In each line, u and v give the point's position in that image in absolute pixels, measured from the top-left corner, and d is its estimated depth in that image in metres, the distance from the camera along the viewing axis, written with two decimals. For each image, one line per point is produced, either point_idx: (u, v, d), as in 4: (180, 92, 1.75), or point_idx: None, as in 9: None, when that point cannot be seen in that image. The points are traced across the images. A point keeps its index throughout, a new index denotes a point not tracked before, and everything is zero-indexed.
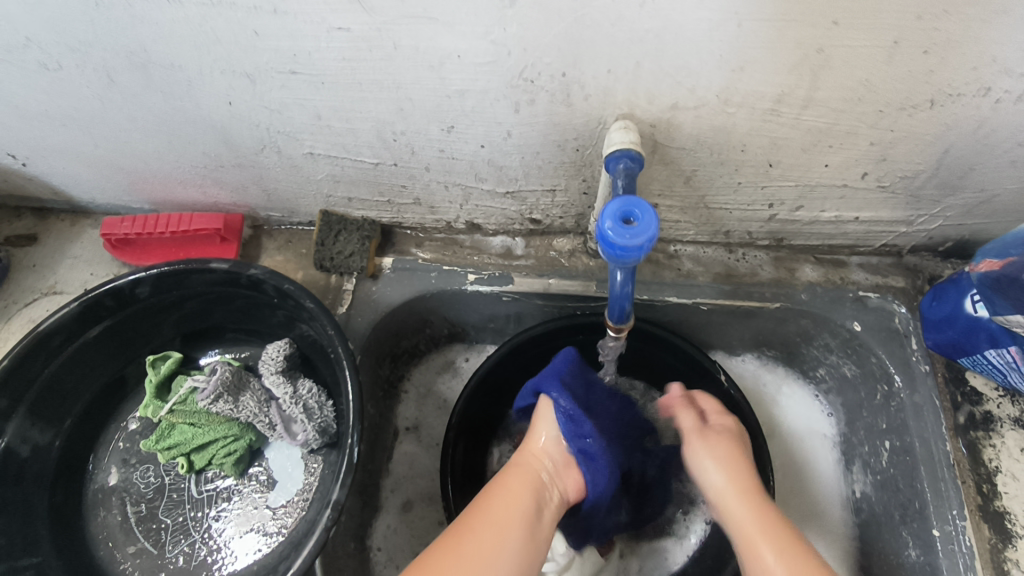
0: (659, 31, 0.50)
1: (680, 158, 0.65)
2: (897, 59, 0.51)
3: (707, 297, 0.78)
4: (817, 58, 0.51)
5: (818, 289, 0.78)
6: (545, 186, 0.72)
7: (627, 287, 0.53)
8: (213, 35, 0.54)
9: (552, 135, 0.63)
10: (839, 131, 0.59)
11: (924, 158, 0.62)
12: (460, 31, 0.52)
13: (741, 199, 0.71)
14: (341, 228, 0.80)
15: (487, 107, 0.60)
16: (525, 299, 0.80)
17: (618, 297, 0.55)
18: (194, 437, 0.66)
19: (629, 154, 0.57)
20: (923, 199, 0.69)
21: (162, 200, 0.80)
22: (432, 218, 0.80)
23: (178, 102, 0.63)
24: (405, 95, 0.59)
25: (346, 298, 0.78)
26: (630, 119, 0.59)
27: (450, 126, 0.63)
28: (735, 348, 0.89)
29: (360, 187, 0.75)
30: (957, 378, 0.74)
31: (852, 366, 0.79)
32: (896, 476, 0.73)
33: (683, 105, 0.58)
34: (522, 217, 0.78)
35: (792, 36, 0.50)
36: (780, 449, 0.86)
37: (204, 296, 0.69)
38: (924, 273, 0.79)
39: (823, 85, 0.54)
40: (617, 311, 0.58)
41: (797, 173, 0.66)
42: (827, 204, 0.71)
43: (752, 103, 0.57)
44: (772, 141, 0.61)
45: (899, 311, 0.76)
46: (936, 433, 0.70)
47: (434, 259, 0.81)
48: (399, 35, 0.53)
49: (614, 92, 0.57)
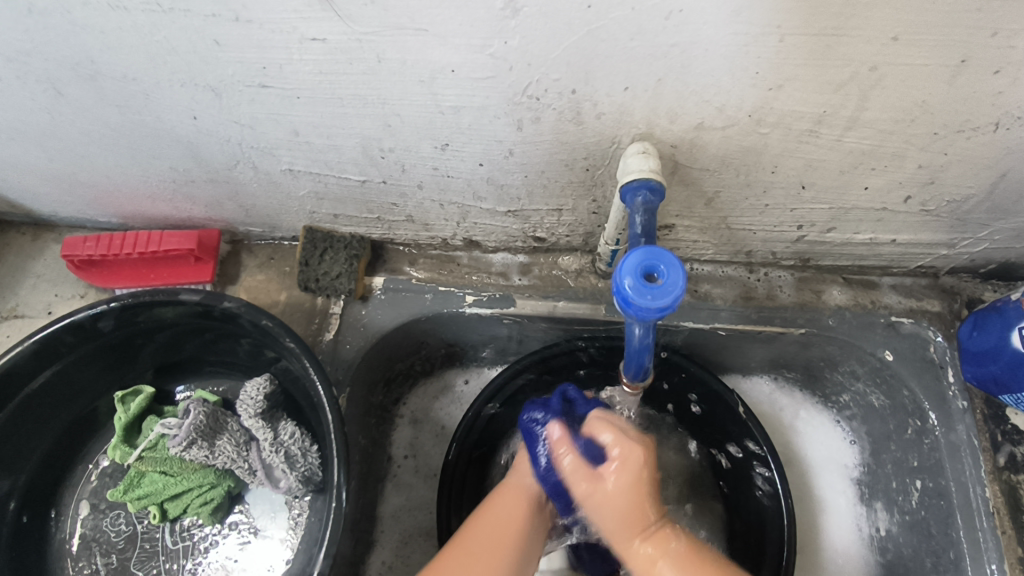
0: (686, 45, 0.43)
1: (702, 179, 0.58)
2: (962, 79, 0.44)
3: (725, 322, 0.72)
4: (872, 76, 0.44)
5: (847, 313, 0.71)
6: (551, 205, 0.65)
7: (645, 340, 0.47)
8: (166, 45, 0.47)
9: (559, 154, 0.56)
10: (885, 153, 0.52)
11: (978, 182, 0.55)
12: (454, 43, 0.44)
13: (767, 220, 0.64)
14: (327, 245, 0.73)
15: (485, 125, 0.53)
16: (528, 322, 0.74)
17: (632, 350, 0.49)
18: (167, 487, 0.61)
19: (649, 185, 0.50)
20: (970, 223, 0.62)
21: (131, 214, 0.73)
22: (426, 235, 0.74)
23: (136, 115, 0.56)
24: (391, 111, 0.52)
25: (333, 322, 0.72)
26: (649, 141, 0.52)
27: (444, 144, 0.56)
28: (753, 371, 0.83)
29: (347, 204, 0.68)
30: (996, 415, 0.68)
31: (880, 395, 0.73)
32: (928, 519, 0.68)
33: (709, 125, 0.50)
34: (525, 235, 0.72)
35: (841, 53, 0.42)
36: (798, 480, 0.81)
37: (173, 327, 0.63)
38: (962, 296, 0.72)
39: (872, 105, 0.47)
40: (632, 365, 0.52)
41: (833, 195, 0.59)
42: (862, 226, 0.64)
43: (788, 124, 0.50)
44: (807, 163, 0.54)
45: (936, 339, 0.70)
46: (976, 477, 0.65)
47: (428, 279, 0.74)
48: (383, 48, 0.45)
49: (631, 110, 0.49)
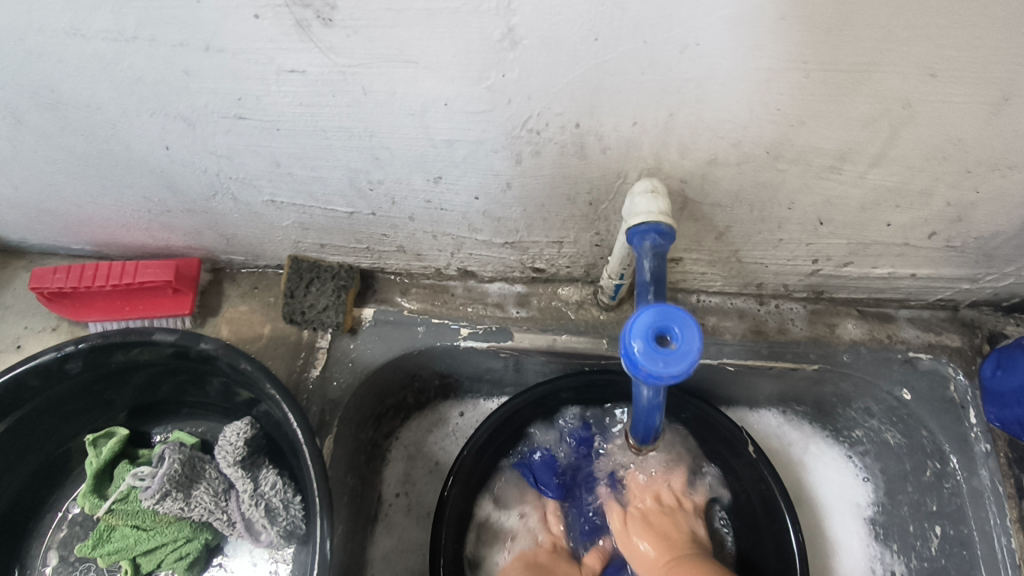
0: (702, 79, 0.39)
1: (713, 214, 0.54)
2: (1003, 115, 0.40)
3: (734, 358, 0.68)
4: (905, 112, 0.40)
5: (862, 349, 0.68)
6: (551, 237, 0.61)
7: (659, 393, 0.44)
8: (131, 74, 0.43)
9: (561, 188, 0.52)
10: (911, 190, 0.49)
11: (1009, 219, 0.52)
12: (447, 75, 0.40)
13: (781, 254, 0.61)
14: (314, 276, 0.69)
15: (480, 159, 0.49)
16: (526, 356, 0.70)
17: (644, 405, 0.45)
18: (139, 542, 0.56)
19: (658, 229, 0.45)
20: (996, 258, 0.58)
21: (105, 242, 0.69)
22: (419, 264, 0.70)
23: (104, 144, 0.52)
24: (379, 144, 0.48)
25: (319, 358, 0.68)
26: (657, 176, 0.48)
27: (436, 177, 0.52)
28: (761, 404, 0.79)
29: (334, 234, 0.64)
30: (1022, 457, 0.64)
31: (896, 434, 0.70)
32: (948, 569, 0.65)
33: (723, 160, 0.46)
34: (523, 266, 0.68)
35: (872, 89, 0.38)
36: (808, 518, 0.77)
37: (148, 368, 0.59)
38: (982, 330, 0.69)
39: (903, 142, 0.43)
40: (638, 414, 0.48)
41: (852, 231, 0.55)
42: (881, 260, 0.60)
43: (810, 160, 0.46)
44: (827, 199, 0.51)
45: (956, 376, 0.66)
46: (1002, 528, 0.61)
47: (421, 311, 0.70)
48: (368, 80, 0.41)
49: (639, 145, 0.46)
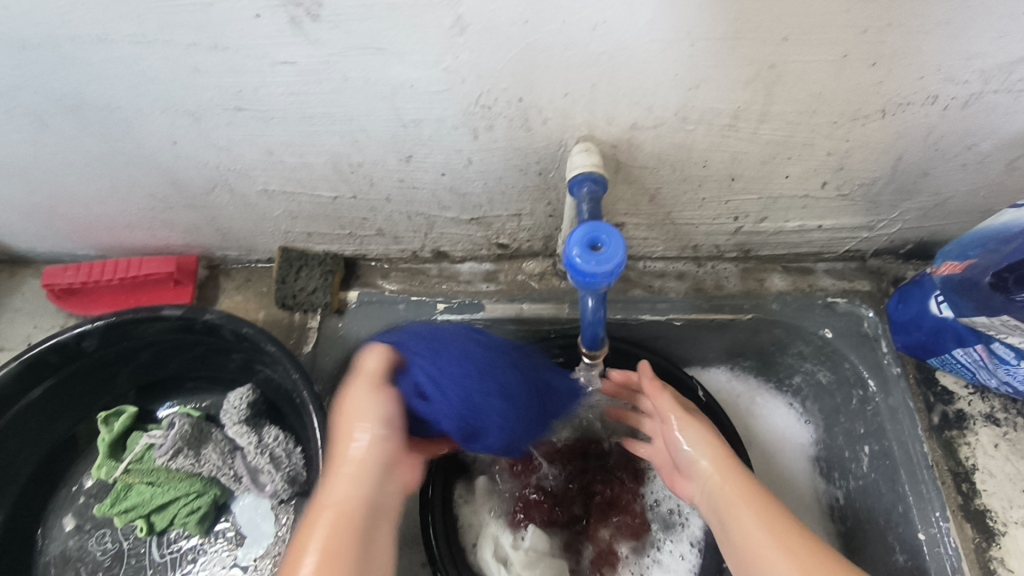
0: (612, 52, 0.49)
1: (643, 177, 0.65)
2: (847, 71, 0.51)
3: (680, 312, 0.77)
4: (772, 73, 0.51)
5: (788, 297, 0.78)
6: (510, 211, 0.71)
7: (456, 424, 0.52)
8: (150, 73, 0.52)
9: (514, 160, 0.62)
10: (796, 143, 0.60)
11: (881, 165, 0.63)
12: (411, 60, 0.50)
13: (706, 213, 0.71)
14: (302, 263, 0.78)
15: (443, 136, 0.59)
16: (497, 325, 0.78)
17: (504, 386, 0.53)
18: (153, 497, 0.62)
19: (592, 177, 0.56)
20: (882, 204, 0.70)
21: (109, 244, 0.77)
22: (397, 248, 0.79)
23: (118, 143, 0.60)
24: (358, 126, 0.58)
25: (310, 336, 0.76)
26: (592, 141, 0.59)
27: (408, 156, 0.62)
28: (711, 362, 0.89)
29: (320, 221, 0.73)
30: (928, 378, 0.75)
31: (826, 372, 0.79)
32: (878, 480, 0.73)
33: (642, 125, 0.57)
34: (489, 243, 0.77)
35: (744, 54, 0.49)
36: (762, 461, 0.86)
37: (156, 345, 0.66)
38: (888, 275, 0.80)
39: (778, 99, 0.54)
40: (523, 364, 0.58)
41: (759, 185, 0.66)
42: (790, 213, 0.71)
43: (709, 120, 0.57)
44: (732, 155, 0.61)
45: (868, 314, 0.76)
46: (913, 434, 0.70)
47: (401, 290, 0.78)
48: (347, 67, 0.51)
49: (572, 114, 0.56)
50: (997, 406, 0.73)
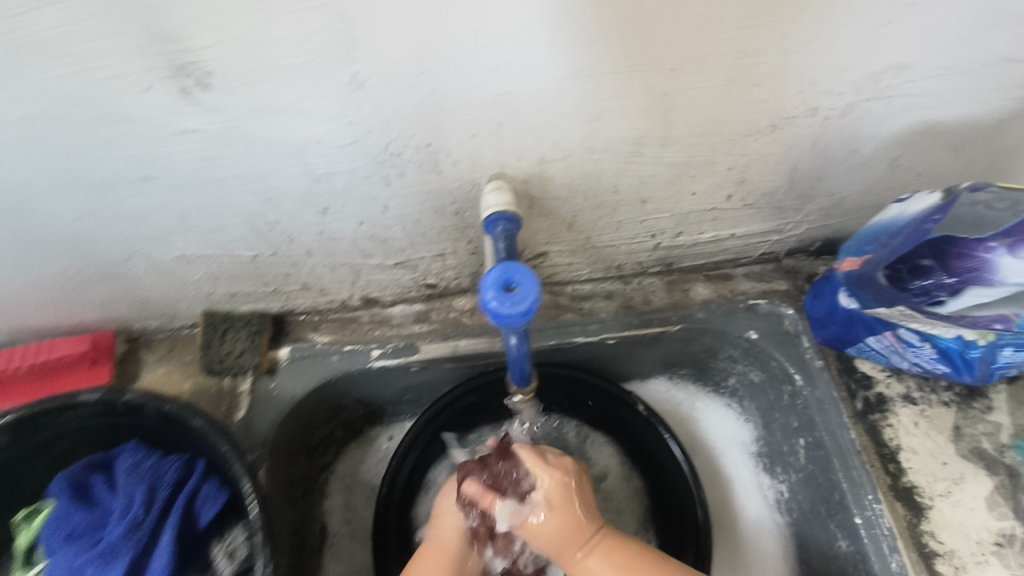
0: (510, 95, 0.51)
1: (559, 207, 0.67)
2: (732, 94, 0.54)
3: (611, 331, 0.78)
4: (665, 101, 0.54)
5: (712, 304, 0.81)
6: (434, 251, 0.71)
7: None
8: (47, 151, 0.50)
9: (429, 203, 0.62)
10: (699, 162, 0.63)
11: (778, 175, 0.67)
12: (313, 118, 0.50)
13: (624, 234, 0.74)
14: (227, 326, 0.75)
15: (355, 188, 0.59)
16: (435, 366, 0.78)
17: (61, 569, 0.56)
18: None
19: (506, 216, 0.56)
20: (786, 209, 0.74)
21: (18, 328, 0.73)
22: (325, 300, 0.78)
23: (15, 225, 0.57)
24: (268, 187, 0.57)
25: (242, 402, 0.72)
26: (503, 179, 0.60)
27: (323, 211, 0.61)
28: (650, 374, 0.91)
29: (242, 282, 0.71)
30: (847, 367, 0.79)
31: (757, 372, 0.82)
32: (816, 471, 0.76)
33: (550, 158, 0.59)
34: (417, 284, 0.77)
35: (635, 86, 0.52)
36: (705, 465, 0.90)
37: (79, 433, 0.63)
38: (802, 273, 0.84)
39: (675, 124, 0.57)
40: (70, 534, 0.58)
41: (670, 204, 0.69)
42: (703, 226, 0.75)
43: (613, 149, 0.59)
44: (640, 179, 0.64)
45: (788, 313, 0.80)
46: (839, 422, 0.74)
47: (333, 342, 0.77)
48: (250, 130, 0.50)
49: (481, 156, 0.57)
50: (912, 386, 0.77)
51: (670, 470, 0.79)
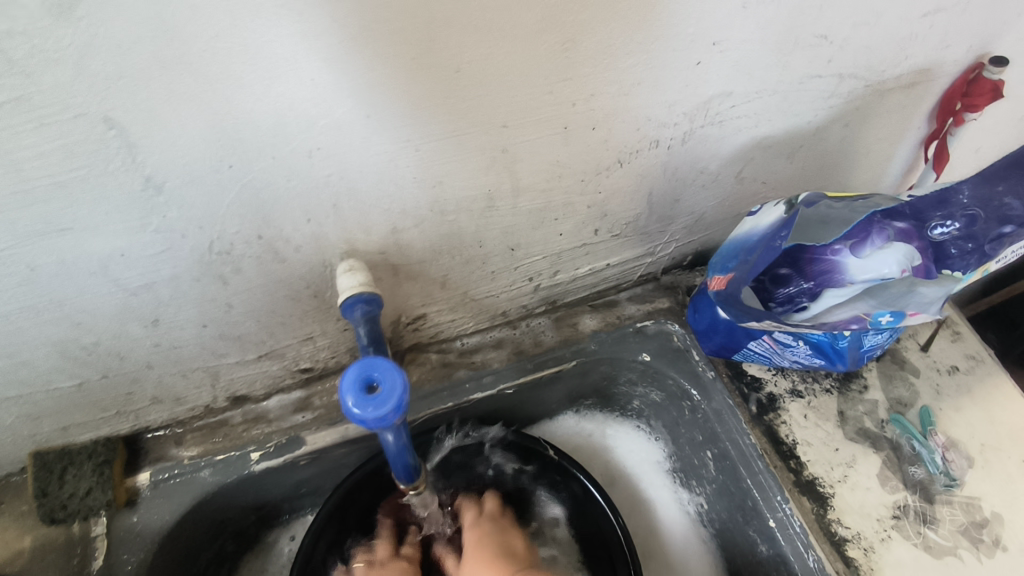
0: (339, 173, 0.47)
1: (425, 270, 0.63)
2: (572, 140, 0.54)
3: (507, 380, 0.76)
4: (507, 155, 0.52)
5: (602, 334, 0.80)
6: (299, 337, 0.65)
7: None
8: None
9: (280, 292, 0.57)
10: (557, 205, 0.62)
11: (637, 205, 0.68)
12: (110, 231, 0.44)
13: (501, 283, 0.71)
14: (65, 464, 0.64)
15: (187, 292, 0.52)
16: (324, 456, 0.71)
17: None
18: None
19: (363, 298, 0.53)
20: (652, 233, 0.75)
21: None
22: (184, 408, 0.69)
23: None
24: (77, 309, 0.49)
25: (99, 546, 0.63)
26: (356, 256, 0.56)
27: (153, 321, 0.54)
28: (556, 412, 0.89)
29: (74, 410, 0.62)
30: (737, 372, 0.81)
31: (657, 391, 0.82)
32: (726, 480, 0.77)
33: (403, 226, 0.55)
34: (290, 371, 0.70)
35: (471, 146, 0.50)
36: (626, 493, 0.88)
37: None
38: (681, 287, 0.86)
39: (522, 175, 0.55)
40: None
41: (539, 248, 0.68)
42: (577, 262, 0.74)
43: (466, 207, 0.56)
44: (502, 230, 0.62)
45: (675, 329, 0.81)
46: (739, 430, 0.75)
47: (202, 454, 0.68)
48: (33, 256, 0.44)
49: (325, 236, 0.52)
50: (797, 379, 0.81)
51: (588, 506, 0.74)
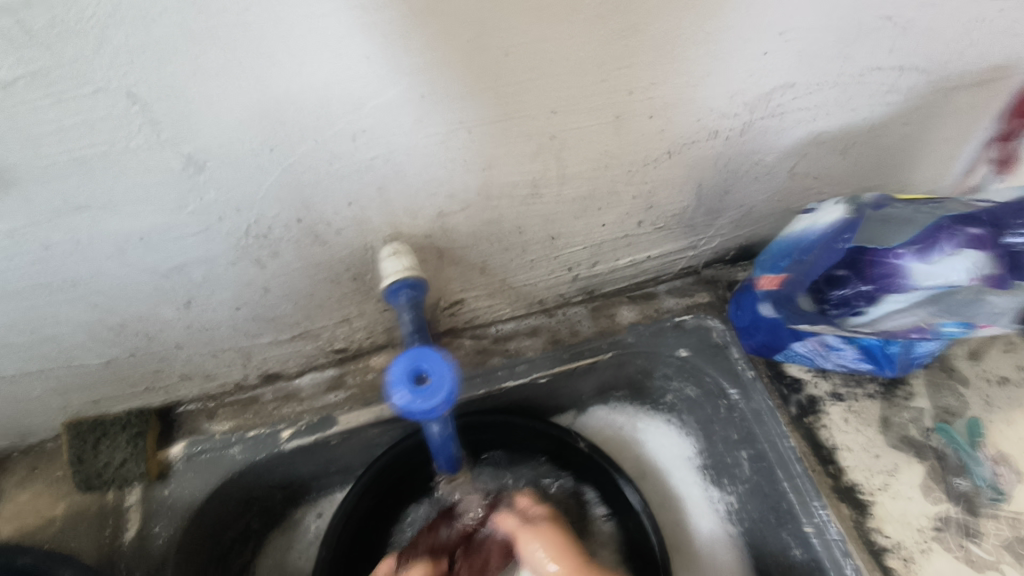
0: (386, 156, 0.45)
1: (466, 255, 0.61)
2: (626, 128, 0.51)
3: (541, 369, 0.73)
4: (557, 142, 0.50)
5: (640, 327, 0.78)
6: (335, 318, 0.64)
7: None
8: None
9: (320, 274, 0.55)
10: (603, 195, 0.59)
11: (685, 196, 0.65)
12: (149, 206, 0.43)
13: (539, 272, 0.70)
14: (99, 434, 0.65)
15: (227, 270, 0.51)
16: (355, 438, 0.70)
17: None
18: None
19: (408, 283, 0.51)
20: (698, 226, 0.72)
21: None
22: (215, 383, 0.68)
23: None
24: (116, 282, 0.49)
25: (131, 518, 0.62)
26: (400, 239, 0.54)
27: (189, 298, 0.53)
28: (586, 403, 0.88)
29: (110, 381, 0.61)
30: (778, 371, 0.79)
31: (692, 387, 0.80)
32: (760, 481, 0.74)
33: (448, 211, 0.53)
34: (323, 351, 0.70)
35: (521, 132, 0.47)
36: (655, 488, 0.87)
37: None
38: (722, 282, 0.84)
39: (570, 162, 0.53)
40: None
41: (580, 237, 0.66)
42: (618, 253, 0.72)
43: (510, 194, 0.54)
44: (546, 218, 0.60)
45: (715, 324, 0.78)
46: (779, 432, 0.71)
47: (234, 428, 0.67)
48: (74, 227, 0.43)
49: (369, 219, 0.51)
50: (839, 382, 0.78)
51: (619, 503, 0.73)
